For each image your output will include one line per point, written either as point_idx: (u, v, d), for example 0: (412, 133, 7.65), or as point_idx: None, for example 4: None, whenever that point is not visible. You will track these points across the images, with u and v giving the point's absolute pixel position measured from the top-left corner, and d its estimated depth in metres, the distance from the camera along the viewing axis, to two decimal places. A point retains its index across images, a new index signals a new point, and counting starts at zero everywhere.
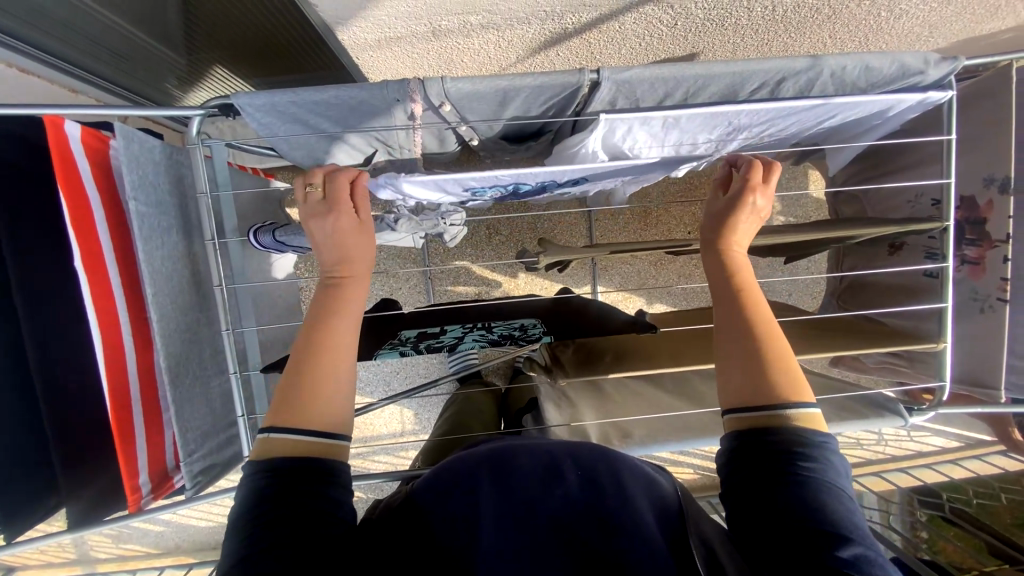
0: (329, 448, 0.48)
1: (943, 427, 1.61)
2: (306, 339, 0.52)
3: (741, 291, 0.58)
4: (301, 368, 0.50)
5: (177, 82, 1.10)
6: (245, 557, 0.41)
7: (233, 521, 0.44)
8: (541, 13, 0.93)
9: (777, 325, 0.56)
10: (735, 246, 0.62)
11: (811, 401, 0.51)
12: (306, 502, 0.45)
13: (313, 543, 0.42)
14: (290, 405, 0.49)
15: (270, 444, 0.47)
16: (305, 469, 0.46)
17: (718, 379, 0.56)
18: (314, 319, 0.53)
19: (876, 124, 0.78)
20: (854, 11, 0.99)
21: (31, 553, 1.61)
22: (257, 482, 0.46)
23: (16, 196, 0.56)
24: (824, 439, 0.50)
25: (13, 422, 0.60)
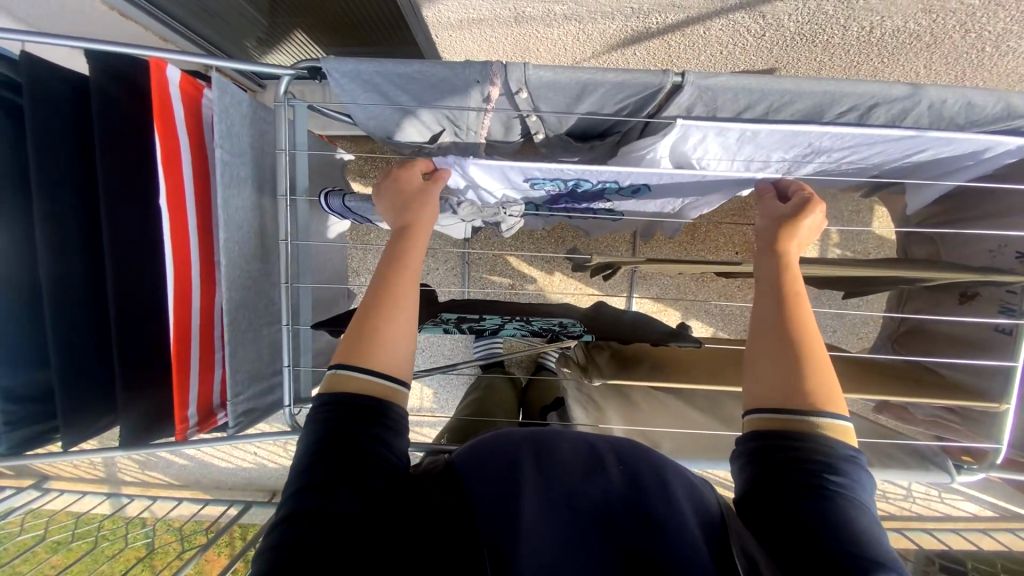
0: (390, 392, 0.50)
1: (979, 494, 1.52)
2: (372, 288, 0.54)
3: (786, 293, 0.56)
4: (368, 311, 0.53)
5: (256, 43, 1.15)
6: (302, 488, 0.45)
7: (300, 450, 0.47)
8: (626, 10, 0.92)
9: (818, 334, 0.54)
10: (794, 248, 0.59)
11: (844, 413, 0.50)
12: (362, 444, 0.47)
13: (363, 485, 0.45)
14: (356, 347, 0.51)
15: (333, 381, 0.50)
16: (362, 409, 0.48)
17: (747, 378, 0.54)
18: (382, 270, 0.56)
19: (968, 164, 0.74)
20: (958, 42, 0.93)
21: (65, 465, 1.73)
22: (316, 418, 0.49)
23: (116, 130, 0.60)
24: (852, 452, 0.48)
25: (85, 339, 0.65)
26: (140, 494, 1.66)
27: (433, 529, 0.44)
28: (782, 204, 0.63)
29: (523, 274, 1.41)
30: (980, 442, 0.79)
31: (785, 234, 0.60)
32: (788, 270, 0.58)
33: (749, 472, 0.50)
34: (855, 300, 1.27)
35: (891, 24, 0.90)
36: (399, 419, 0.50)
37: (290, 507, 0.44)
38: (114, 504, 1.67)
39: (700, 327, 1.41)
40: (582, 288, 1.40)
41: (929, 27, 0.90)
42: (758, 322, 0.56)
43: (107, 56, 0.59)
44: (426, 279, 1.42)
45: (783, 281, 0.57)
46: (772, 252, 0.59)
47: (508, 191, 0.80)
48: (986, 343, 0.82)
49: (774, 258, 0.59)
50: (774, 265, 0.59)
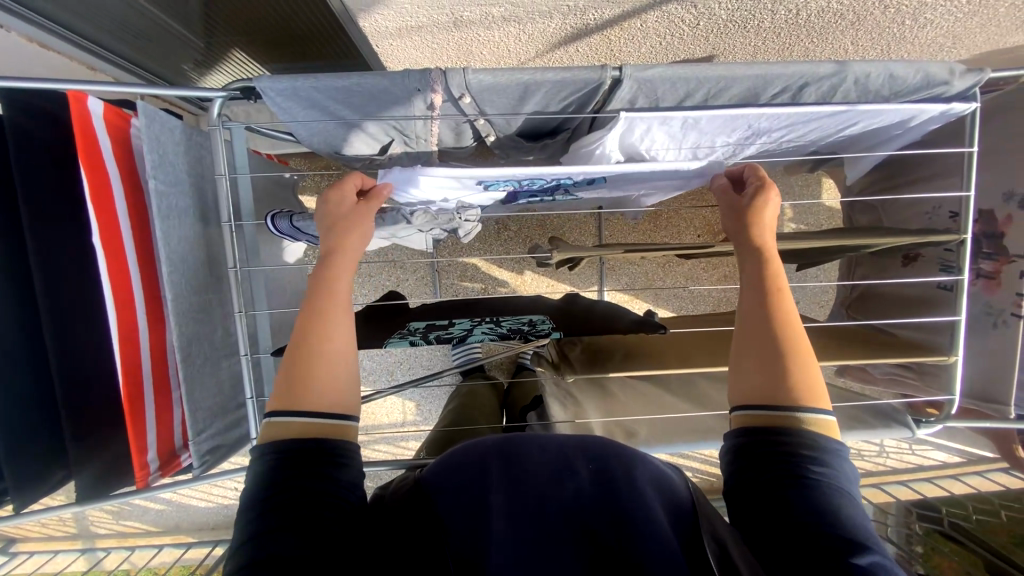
0: (337, 427, 0.50)
1: (946, 442, 1.60)
2: (300, 326, 0.53)
3: (771, 290, 0.57)
4: (299, 354, 0.52)
5: (194, 65, 1.10)
6: (254, 536, 0.43)
7: (245, 500, 0.46)
8: (563, 8, 0.92)
9: (803, 330, 0.55)
10: (768, 236, 0.60)
11: (827, 408, 0.51)
12: (312, 484, 0.46)
13: (317, 525, 0.44)
14: (290, 390, 0.50)
15: (272, 429, 0.49)
16: (311, 452, 0.48)
17: (732, 374, 0.55)
18: (309, 305, 0.55)
19: (896, 134, 0.77)
20: (879, 18, 0.98)
21: (31, 526, 1.63)
22: (261, 465, 0.47)
23: (36, 170, 0.57)
24: (837, 446, 0.50)
25: (24, 393, 0.61)
26: (116, 546, 1.58)
27: (400, 544, 0.45)
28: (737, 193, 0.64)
29: (493, 277, 1.41)
30: (935, 395, 0.83)
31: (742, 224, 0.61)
32: (770, 264, 0.58)
33: (737, 466, 0.51)
34: (813, 271, 1.32)
35: (815, 6, 0.94)
36: (352, 455, 0.50)
37: (244, 559, 0.42)
38: (89, 560, 1.58)
39: (672, 312, 1.44)
40: (553, 285, 1.41)
41: (850, 6, 0.94)
42: (742, 319, 0.57)
43: (20, 93, 0.56)
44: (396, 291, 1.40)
45: (768, 277, 0.58)
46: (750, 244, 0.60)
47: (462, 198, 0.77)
48: (932, 300, 0.86)
49: (748, 252, 0.60)
50: (756, 260, 0.59)
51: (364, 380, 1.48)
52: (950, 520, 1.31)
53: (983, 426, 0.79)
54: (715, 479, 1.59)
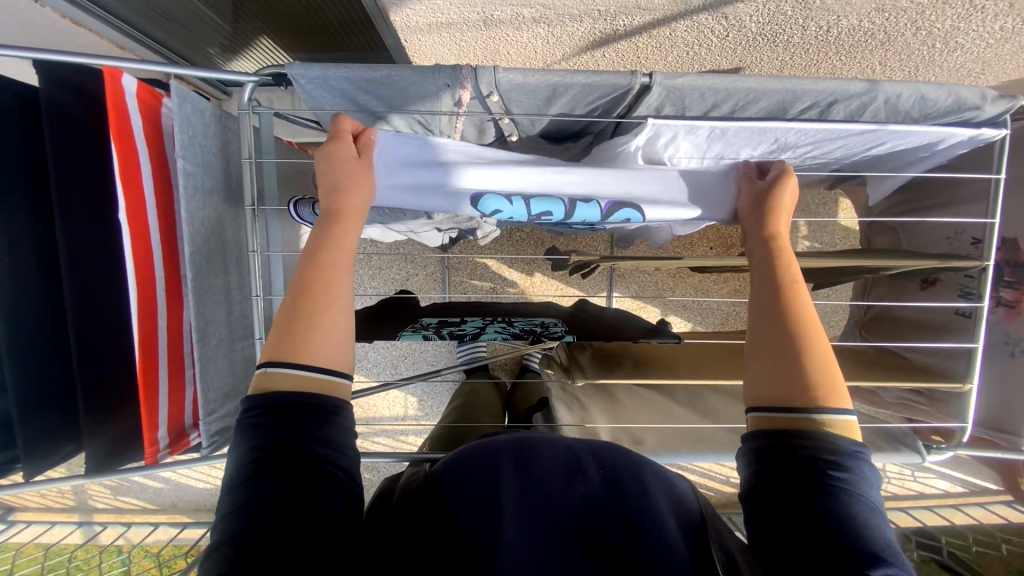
0: (330, 384, 0.50)
1: (949, 471, 1.58)
2: (298, 280, 0.52)
3: (785, 286, 0.56)
4: (293, 313, 0.51)
5: (220, 50, 1.12)
6: (243, 504, 0.43)
7: (234, 464, 0.46)
8: (594, 12, 0.92)
9: (820, 327, 0.54)
10: (782, 224, 0.61)
11: (847, 408, 0.50)
12: (302, 446, 0.46)
13: (310, 497, 0.44)
14: (291, 341, 0.50)
15: (268, 380, 0.49)
16: (304, 409, 0.47)
17: (745, 377, 0.55)
18: (306, 263, 0.53)
19: (923, 156, 0.77)
20: (910, 39, 0.97)
21: (32, 495, 1.65)
22: (251, 427, 0.47)
23: (67, 143, 0.57)
24: (860, 451, 0.48)
25: (43, 361, 0.62)
26: (113, 521, 1.59)
27: (410, 539, 0.45)
28: (755, 183, 0.65)
29: (503, 277, 1.41)
30: (946, 422, 0.82)
31: (763, 217, 0.61)
32: (783, 259, 0.58)
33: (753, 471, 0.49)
34: (824, 290, 1.31)
35: (846, 23, 0.93)
36: (345, 419, 0.49)
37: (232, 527, 0.42)
38: (86, 533, 1.60)
39: (680, 323, 1.43)
40: (562, 288, 1.41)
41: (882, 25, 0.93)
42: (757, 317, 0.56)
43: (59, 66, 0.57)
44: (406, 286, 1.40)
45: (782, 273, 0.57)
46: (766, 242, 0.60)
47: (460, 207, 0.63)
48: (950, 326, 0.85)
49: (765, 248, 0.60)
50: (770, 256, 0.59)
51: (369, 371, 1.49)
52: (949, 549, 1.29)
53: (994, 456, 0.78)
54: (713, 493, 1.58)
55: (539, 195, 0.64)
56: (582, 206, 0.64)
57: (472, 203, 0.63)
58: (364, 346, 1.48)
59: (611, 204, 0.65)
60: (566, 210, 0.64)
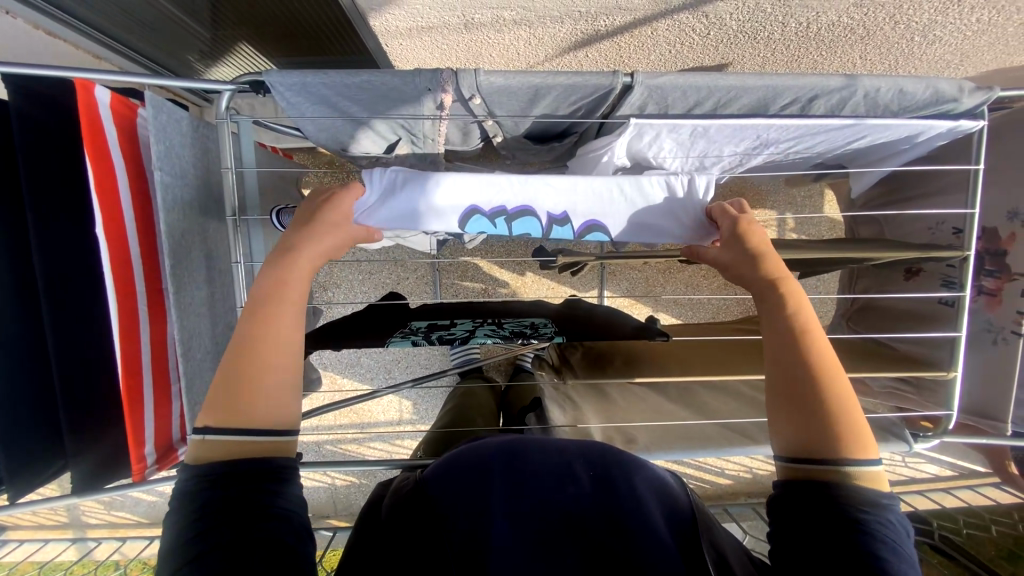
0: (277, 444, 0.49)
1: (939, 455, 1.60)
2: (236, 342, 0.50)
3: (800, 333, 0.55)
4: (239, 354, 0.50)
5: (199, 56, 1.10)
6: (191, 560, 0.43)
7: (175, 523, 0.45)
8: (574, 13, 0.92)
9: (842, 370, 0.53)
10: (777, 263, 0.59)
11: (874, 457, 0.49)
12: (248, 497, 0.46)
13: (259, 543, 0.44)
14: (227, 405, 0.48)
15: (198, 448, 0.47)
16: (246, 472, 0.47)
17: (771, 427, 0.55)
18: (245, 327, 0.51)
19: (902, 149, 0.78)
20: (889, 33, 0.98)
21: (24, 514, 1.62)
22: (192, 487, 0.46)
23: (39, 156, 0.56)
24: (884, 499, 0.48)
25: (23, 381, 0.60)
26: (107, 536, 1.56)
27: (400, 548, 0.44)
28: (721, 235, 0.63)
29: (494, 278, 1.41)
30: (933, 410, 0.83)
31: (754, 260, 0.60)
32: (793, 302, 0.56)
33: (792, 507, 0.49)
34: (813, 282, 1.33)
35: (825, 19, 0.94)
36: (289, 466, 0.49)
37: None
38: (80, 549, 1.57)
39: (672, 319, 1.44)
40: (553, 288, 1.41)
41: (861, 20, 0.94)
42: (775, 367, 0.55)
43: (27, 79, 0.56)
44: (396, 289, 1.40)
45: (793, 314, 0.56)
46: (774, 286, 0.58)
47: (448, 227, 0.61)
48: (935, 316, 0.86)
49: (771, 289, 0.58)
50: (779, 300, 0.57)
51: (361, 377, 1.48)
52: (942, 533, 1.31)
53: (980, 442, 0.79)
54: (708, 485, 1.60)
55: (522, 215, 0.63)
56: (557, 228, 0.64)
57: (460, 224, 0.62)
58: (355, 352, 1.47)
59: (586, 223, 0.64)
60: (543, 231, 0.64)
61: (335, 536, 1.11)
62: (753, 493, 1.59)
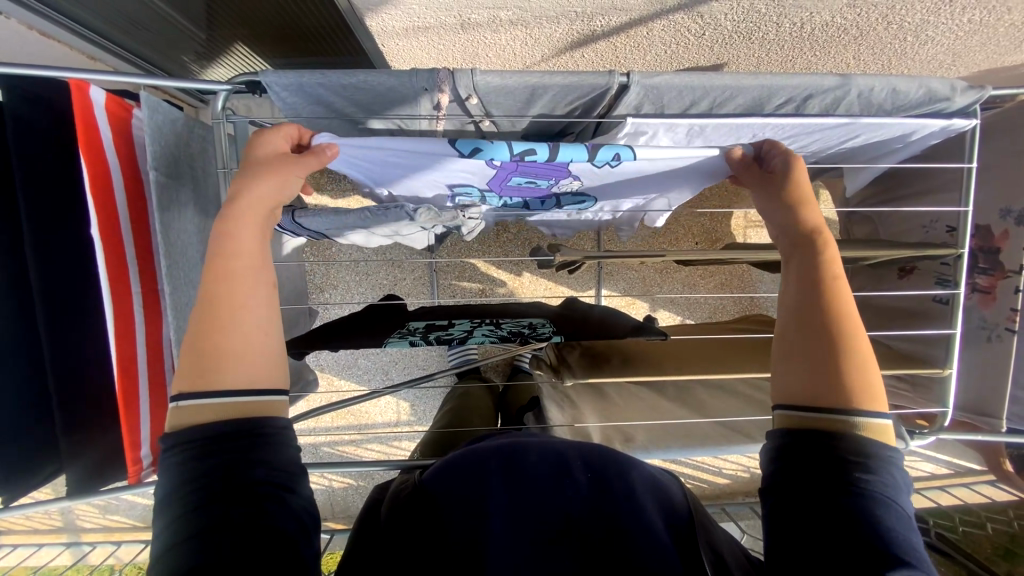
0: (259, 404, 0.47)
1: (935, 454, 1.61)
2: (200, 307, 0.47)
3: (824, 283, 0.55)
4: (206, 325, 0.47)
5: (194, 57, 1.10)
6: (188, 538, 0.40)
7: (167, 498, 0.42)
8: (570, 14, 0.93)
9: (861, 327, 0.53)
10: (813, 212, 0.60)
11: (883, 412, 0.49)
12: (242, 472, 0.43)
13: (258, 522, 0.42)
14: (197, 369, 0.46)
15: (176, 415, 0.45)
16: (236, 437, 0.44)
17: (779, 376, 0.54)
18: (216, 306, 0.47)
19: (897, 147, 0.78)
20: (882, 33, 0.99)
21: (18, 519, 1.61)
22: (186, 459, 0.43)
23: (32, 157, 0.55)
24: (894, 451, 0.48)
25: (19, 383, 0.60)
26: (102, 540, 1.55)
27: (404, 548, 0.44)
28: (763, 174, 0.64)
29: (491, 278, 1.41)
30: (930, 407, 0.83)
31: (793, 205, 0.60)
32: (823, 253, 0.57)
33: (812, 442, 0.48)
34: None
35: (819, 19, 0.94)
36: (282, 430, 0.47)
37: (179, 564, 0.39)
38: (74, 554, 1.56)
39: (669, 318, 1.45)
40: (551, 287, 1.42)
41: (854, 20, 0.95)
42: (791, 314, 0.55)
43: (19, 78, 0.55)
44: (393, 290, 1.40)
45: (818, 271, 0.56)
46: (808, 235, 0.58)
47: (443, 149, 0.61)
48: (929, 314, 0.87)
49: (809, 234, 0.58)
50: (809, 251, 0.57)
51: (359, 378, 1.47)
52: (939, 531, 1.32)
53: (976, 437, 0.79)
54: (706, 484, 1.60)
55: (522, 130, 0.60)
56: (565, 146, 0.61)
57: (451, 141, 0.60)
58: (352, 353, 1.46)
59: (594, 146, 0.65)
60: (547, 157, 0.62)
61: (332, 538, 1.11)
62: (751, 492, 1.59)
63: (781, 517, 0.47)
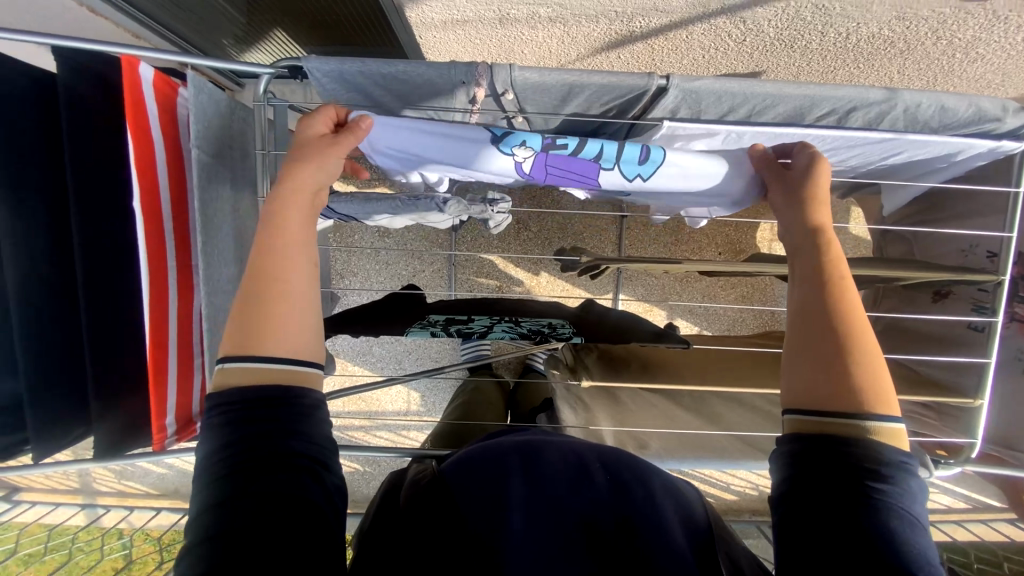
0: (295, 374, 0.48)
1: (953, 487, 1.56)
2: (246, 284, 0.49)
3: (832, 284, 0.54)
4: (250, 303, 0.48)
5: (234, 41, 1.13)
6: (220, 502, 0.42)
7: (205, 460, 0.44)
8: (610, 13, 0.92)
9: (869, 326, 0.52)
10: (824, 211, 0.59)
11: (894, 415, 0.48)
12: (274, 440, 0.44)
13: (286, 491, 0.42)
14: (241, 334, 0.47)
15: (223, 376, 0.46)
16: (270, 403, 0.45)
17: (787, 378, 0.53)
18: (254, 285, 0.49)
19: (940, 167, 0.76)
20: (930, 48, 0.96)
21: (39, 477, 1.67)
22: (222, 422, 0.45)
23: (82, 129, 0.57)
24: (908, 455, 0.47)
25: (57, 346, 0.62)
26: (117, 504, 1.61)
27: (422, 540, 0.43)
28: (784, 174, 0.63)
29: (509, 275, 1.41)
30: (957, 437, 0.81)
31: (814, 206, 0.59)
32: (834, 253, 0.55)
33: (821, 447, 0.47)
34: None
35: (866, 31, 0.92)
36: (315, 405, 0.48)
37: (211, 526, 0.41)
38: (89, 515, 1.62)
39: (686, 327, 1.43)
40: (567, 288, 1.42)
41: (902, 33, 0.92)
42: (797, 315, 0.54)
43: (75, 53, 0.57)
44: (412, 281, 1.41)
45: (827, 272, 0.54)
46: (826, 237, 0.57)
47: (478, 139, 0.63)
48: (963, 340, 0.85)
49: (828, 237, 0.57)
50: (818, 251, 0.56)
51: (372, 365, 1.49)
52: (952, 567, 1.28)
53: (1003, 472, 0.76)
54: (712, 498, 1.58)
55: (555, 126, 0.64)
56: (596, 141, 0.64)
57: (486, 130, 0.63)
58: (367, 340, 1.48)
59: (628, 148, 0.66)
60: (571, 151, 0.64)
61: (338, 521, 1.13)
62: (758, 511, 1.56)
63: (794, 524, 0.45)
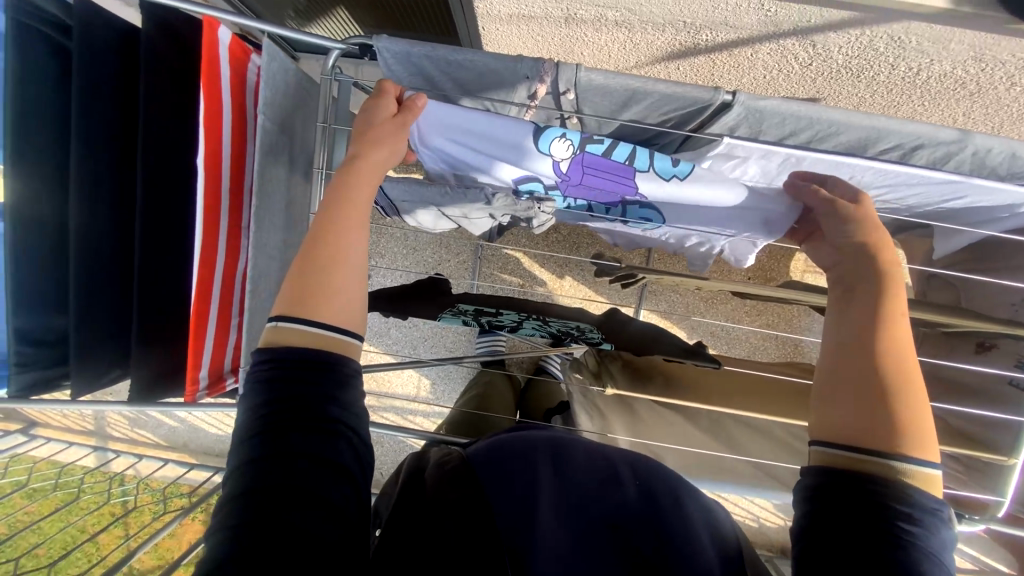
0: (339, 342, 0.49)
1: (963, 545, 1.51)
2: (302, 254, 0.51)
3: (879, 318, 0.53)
4: (305, 277, 0.49)
5: (296, 14, 1.16)
6: (255, 458, 0.43)
7: (245, 414, 0.45)
8: (678, 23, 0.91)
9: (912, 367, 0.51)
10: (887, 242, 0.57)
11: (931, 460, 0.47)
12: (313, 402, 0.45)
13: (318, 454, 0.44)
14: (297, 297, 0.49)
15: (273, 334, 0.48)
16: (311, 365, 0.47)
17: (823, 411, 0.51)
18: (313, 254, 0.50)
19: (1002, 218, 0.73)
20: (1002, 94, 0.93)
21: (56, 415, 1.73)
22: (263, 380, 0.46)
23: (158, 83, 0.59)
24: (940, 503, 0.46)
25: (107, 289, 0.64)
26: (127, 451, 1.65)
27: (448, 520, 0.44)
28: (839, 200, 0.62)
29: (533, 275, 1.41)
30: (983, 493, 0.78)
31: (872, 236, 0.58)
32: (886, 287, 0.54)
33: (851, 482, 0.46)
34: None
35: (938, 69, 0.89)
36: (353, 374, 0.48)
37: (245, 479, 0.42)
38: (99, 457, 1.67)
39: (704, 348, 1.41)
40: (590, 294, 1.42)
41: (975, 75, 0.89)
42: (840, 346, 0.53)
43: (163, 10, 0.60)
44: (437, 269, 1.42)
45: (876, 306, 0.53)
46: (881, 268, 0.56)
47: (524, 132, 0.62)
48: (1002, 397, 0.82)
49: (881, 269, 0.56)
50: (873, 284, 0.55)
51: (387, 347, 1.51)
52: None
53: None
54: None
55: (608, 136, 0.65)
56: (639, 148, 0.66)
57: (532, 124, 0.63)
58: (386, 322, 1.50)
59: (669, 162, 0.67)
60: (604, 148, 0.64)
61: None
62: (755, 541, 1.54)
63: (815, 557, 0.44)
